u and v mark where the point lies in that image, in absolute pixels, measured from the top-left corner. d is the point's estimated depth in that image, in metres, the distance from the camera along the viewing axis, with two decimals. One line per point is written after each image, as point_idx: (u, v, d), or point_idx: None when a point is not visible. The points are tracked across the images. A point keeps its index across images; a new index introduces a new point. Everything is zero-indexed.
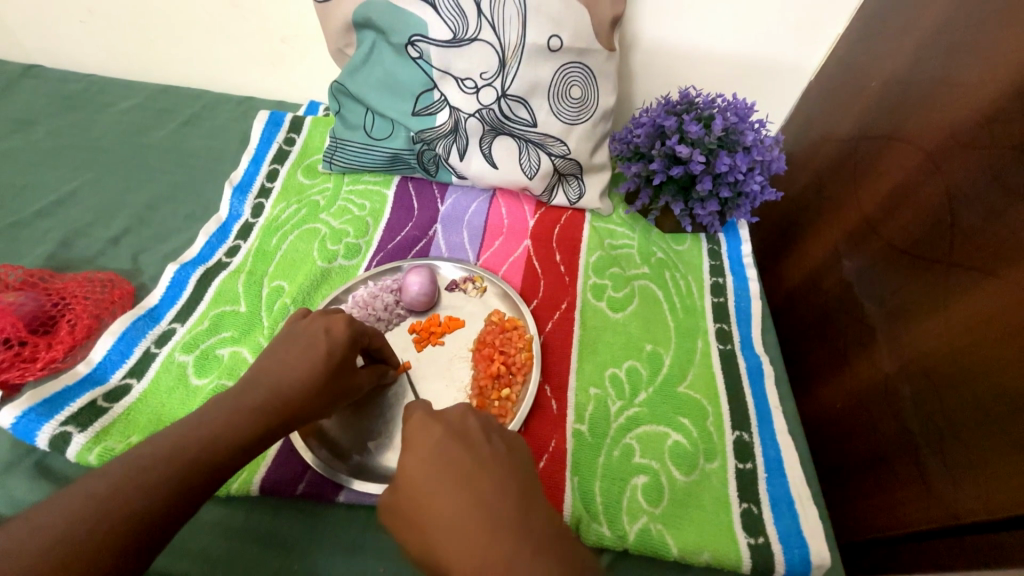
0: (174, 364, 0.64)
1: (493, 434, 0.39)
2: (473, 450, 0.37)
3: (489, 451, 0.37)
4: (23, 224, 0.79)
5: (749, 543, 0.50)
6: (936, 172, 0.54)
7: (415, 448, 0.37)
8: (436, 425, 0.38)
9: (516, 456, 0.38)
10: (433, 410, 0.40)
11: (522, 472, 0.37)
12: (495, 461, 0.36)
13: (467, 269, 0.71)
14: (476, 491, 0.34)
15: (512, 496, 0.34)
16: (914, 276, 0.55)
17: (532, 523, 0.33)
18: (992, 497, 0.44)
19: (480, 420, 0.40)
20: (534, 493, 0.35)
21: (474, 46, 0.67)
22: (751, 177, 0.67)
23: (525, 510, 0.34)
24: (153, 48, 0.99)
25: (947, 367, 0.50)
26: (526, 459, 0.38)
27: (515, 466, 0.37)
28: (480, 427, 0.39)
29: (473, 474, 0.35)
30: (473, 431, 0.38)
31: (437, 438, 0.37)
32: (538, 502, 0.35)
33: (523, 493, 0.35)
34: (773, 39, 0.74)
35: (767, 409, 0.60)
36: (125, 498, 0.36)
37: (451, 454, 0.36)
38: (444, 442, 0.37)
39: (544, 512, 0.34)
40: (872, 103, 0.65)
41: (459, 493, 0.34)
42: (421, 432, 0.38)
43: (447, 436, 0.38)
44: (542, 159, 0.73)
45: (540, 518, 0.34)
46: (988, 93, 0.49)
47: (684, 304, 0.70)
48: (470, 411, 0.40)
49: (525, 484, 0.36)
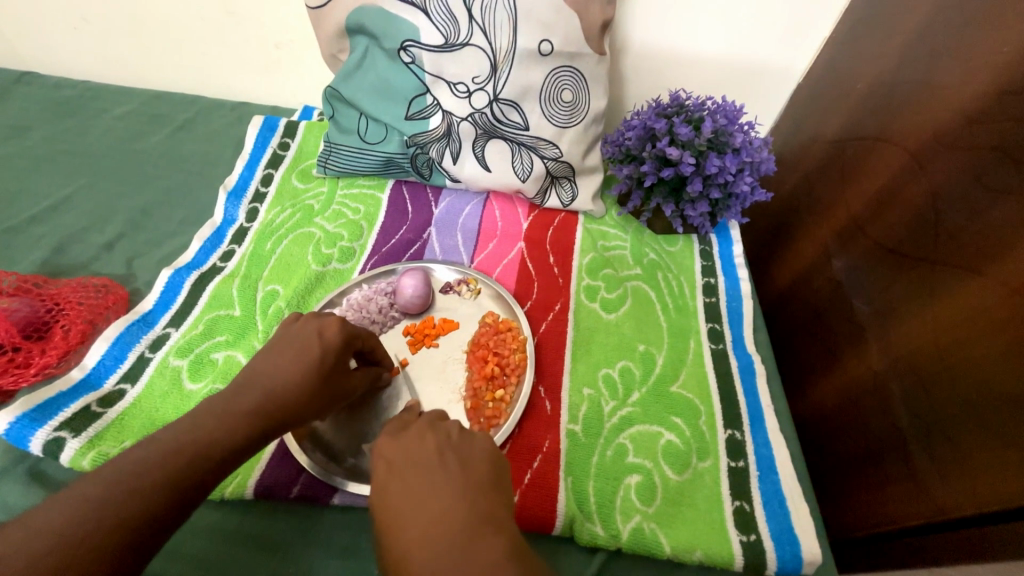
0: (168, 368, 0.64)
1: (449, 453, 0.38)
2: (427, 470, 0.36)
3: (441, 471, 0.36)
4: (17, 230, 0.79)
5: (742, 541, 0.51)
6: (921, 172, 0.55)
7: (377, 476, 0.37)
8: (394, 451, 0.38)
9: (471, 470, 0.37)
10: (396, 436, 0.40)
11: (477, 487, 0.35)
12: (447, 479, 0.36)
13: (461, 272, 0.72)
14: (424, 512, 0.33)
15: (459, 515, 0.33)
16: (902, 275, 0.56)
17: (475, 543, 0.31)
18: (979, 492, 0.45)
19: (438, 439, 0.39)
20: (485, 508, 0.34)
21: (466, 51, 0.68)
22: (741, 179, 0.67)
23: (471, 529, 0.32)
24: (147, 54, 0.99)
25: (933, 364, 0.51)
26: (486, 474, 0.37)
27: (467, 481, 0.36)
28: (435, 448, 0.38)
29: (423, 496, 0.34)
30: (428, 452, 0.38)
31: (395, 463, 0.37)
32: (489, 519, 0.33)
33: (471, 508, 0.33)
34: (762, 42, 0.75)
35: (759, 407, 0.61)
36: (120, 501, 0.36)
37: (405, 479, 0.36)
38: (400, 466, 0.37)
39: (495, 528, 0.33)
40: (858, 105, 0.66)
41: (410, 516, 0.33)
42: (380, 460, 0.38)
43: (403, 461, 0.38)
44: (535, 161, 0.74)
45: (485, 537, 0.32)
46: (970, 95, 0.50)
47: (677, 304, 0.71)
48: (429, 430, 0.40)
49: (477, 500, 0.34)
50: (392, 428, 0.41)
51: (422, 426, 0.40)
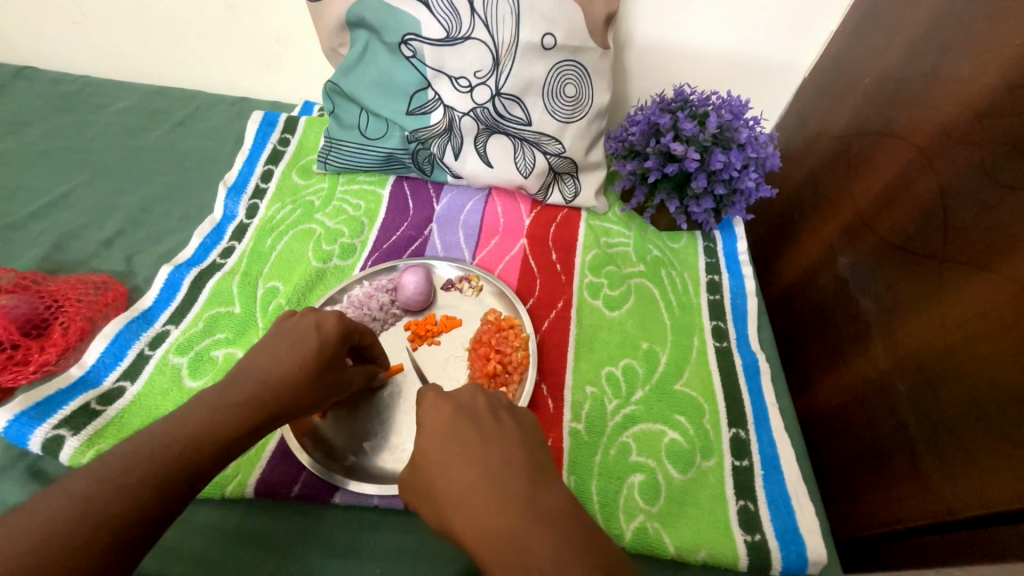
0: (168, 366, 0.64)
1: (500, 413, 0.39)
2: (483, 426, 0.37)
3: (498, 427, 0.37)
4: (16, 227, 0.79)
5: (746, 541, 0.50)
6: (930, 167, 0.54)
7: (429, 426, 0.38)
8: (446, 403, 0.39)
9: (523, 431, 0.38)
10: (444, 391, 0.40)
11: (532, 447, 0.36)
12: (505, 434, 0.36)
13: (462, 268, 0.71)
14: (487, 463, 0.34)
15: (520, 468, 0.34)
16: (908, 272, 0.55)
17: (538, 498, 0.32)
18: (987, 492, 0.44)
19: (489, 399, 0.40)
20: (541, 465, 0.35)
21: (468, 44, 0.67)
22: (746, 175, 0.66)
23: (533, 483, 0.33)
24: (146, 49, 0.99)
25: (940, 362, 0.50)
26: (537, 435, 0.38)
27: (523, 440, 0.37)
28: (488, 406, 0.39)
29: (482, 447, 0.35)
30: (481, 409, 0.38)
31: (448, 415, 0.38)
32: (546, 475, 0.34)
33: (530, 462, 0.35)
34: (767, 36, 0.74)
35: (763, 406, 0.60)
36: (107, 499, 0.35)
37: (462, 430, 0.37)
38: (456, 418, 0.37)
39: (550, 485, 0.34)
40: (865, 100, 0.65)
41: (472, 464, 0.34)
42: (433, 411, 0.38)
43: (457, 414, 0.38)
44: (537, 157, 0.73)
45: (547, 493, 0.33)
46: (980, 88, 0.49)
47: (680, 301, 0.70)
48: (479, 390, 0.40)
49: (534, 457, 0.35)
50: (437, 384, 0.41)
51: (474, 387, 0.40)
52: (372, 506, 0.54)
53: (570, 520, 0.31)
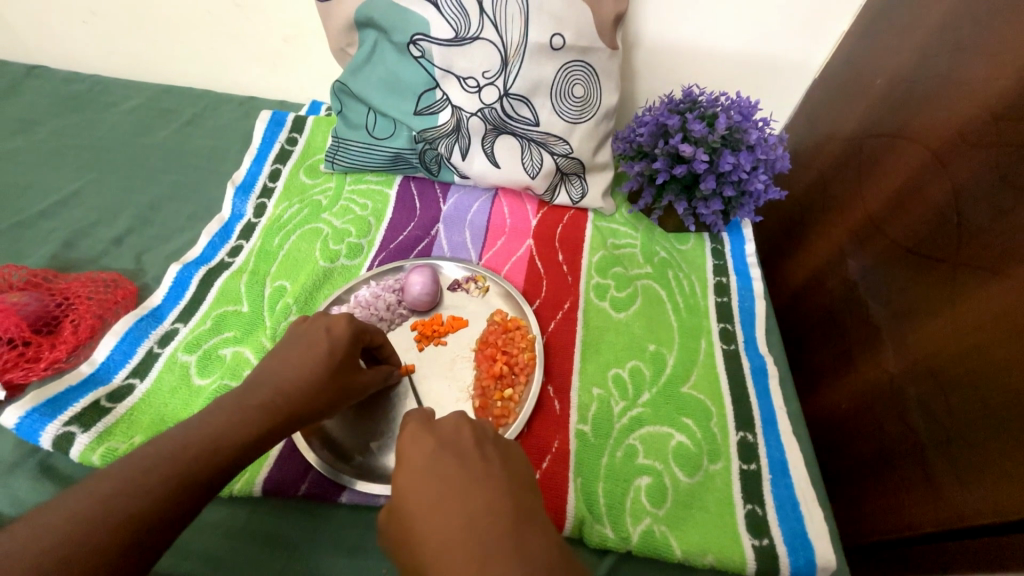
0: (177, 364, 0.64)
1: (487, 446, 0.38)
2: (466, 463, 0.36)
3: (483, 463, 0.36)
4: (27, 224, 0.79)
5: (754, 545, 0.50)
6: (942, 171, 0.54)
7: (410, 463, 0.37)
8: (430, 439, 0.38)
9: (510, 466, 0.37)
10: (429, 423, 0.40)
11: (518, 482, 0.36)
12: (488, 472, 0.36)
13: (469, 269, 0.71)
14: (467, 504, 0.33)
15: (502, 510, 0.33)
16: (920, 276, 0.55)
17: (525, 542, 0.32)
18: (1000, 500, 0.43)
19: (475, 431, 0.39)
20: (525, 505, 0.34)
21: (477, 44, 0.67)
22: (755, 176, 0.66)
23: (516, 527, 0.32)
24: (155, 48, 0.99)
25: (952, 368, 0.50)
26: (524, 466, 0.38)
27: (510, 476, 0.36)
28: (474, 439, 0.38)
29: (463, 485, 0.35)
30: (467, 443, 0.38)
31: (430, 451, 0.37)
32: (529, 517, 0.34)
33: (517, 503, 0.34)
34: (777, 37, 0.73)
35: (771, 409, 0.60)
36: (124, 498, 0.36)
37: (443, 468, 0.36)
38: (438, 454, 0.37)
39: (534, 529, 0.33)
40: (877, 102, 0.64)
41: (452, 506, 0.33)
42: (415, 447, 0.38)
43: (440, 450, 0.37)
44: (544, 158, 0.73)
45: (533, 536, 0.32)
46: (995, 90, 0.49)
47: (688, 303, 0.70)
48: (465, 421, 0.40)
49: (518, 496, 0.35)
50: (421, 416, 0.41)
51: (459, 418, 0.40)
52: (378, 506, 0.54)
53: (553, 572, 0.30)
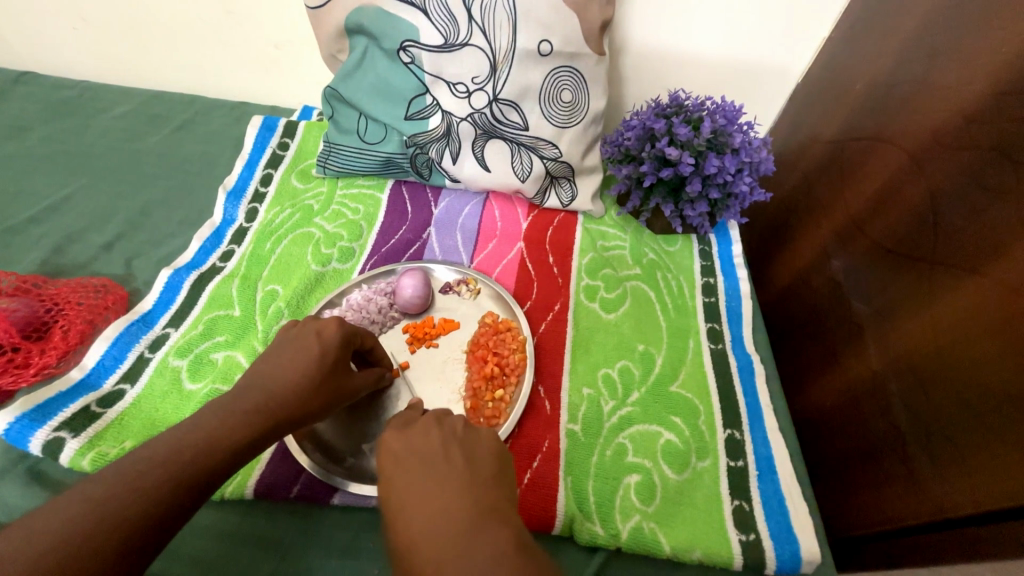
0: (168, 369, 0.64)
1: (454, 447, 0.38)
2: (432, 465, 0.36)
3: (447, 464, 0.36)
4: (16, 230, 0.79)
5: (741, 540, 0.51)
6: (920, 173, 0.55)
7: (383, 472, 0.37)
8: (400, 446, 0.38)
9: (476, 464, 0.37)
10: (403, 431, 0.40)
11: (480, 479, 0.35)
12: (452, 472, 0.36)
13: (460, 272, 0.72)
14: (430, 504, 0.33)
15: (462, 507, 0.33)
16: (900, 274, 0.56)
17: (480, 536, 0.31)
18: (979, 492, 0.45)
19: (443, 433, 0.39)
20: (488, 500, 0.34)
21: (466, 51, 0.68)
22: (740, 178, 0.67)
23: (477, 520, 0.32)
24: (146, 54, 0.99)
25: (932, 364, 0.51)
26: (491, 462, 0.38)
27: (473, 473, 0.36)
28: (441, 441, 0.38)
29: (427, 487, 0.34)
30: (434, 446, 0.38)
31: (400, 458, 0.37)
32: (492, 511, 0.33)
33: (477, 501, 0.33)
34: (760, 43, 0.75)
35: (758, 407, 0.61)
36: (117, 502, 0.36)
37: (412, 472, 0.36)
38: (407, 460, 0.37)
39: (496, 523, 0.32)
40: (857, 106, 0.66)
41: (417, 507, 0.33)
42: (387, 456, 0.38)
43: (409, 455, 0.38)
44: (534, 162, 0.74)
45: (490, 530, 0.31)
46: (968, 95, 0.50)
47: (676, 304, 0.71)
48: (434, 425, 0.40)
49: (480, 492, 0.34)
50: (396, 425, 0.41)
51: (428, 422, 0.40)
52: (370, 507, 0.54)
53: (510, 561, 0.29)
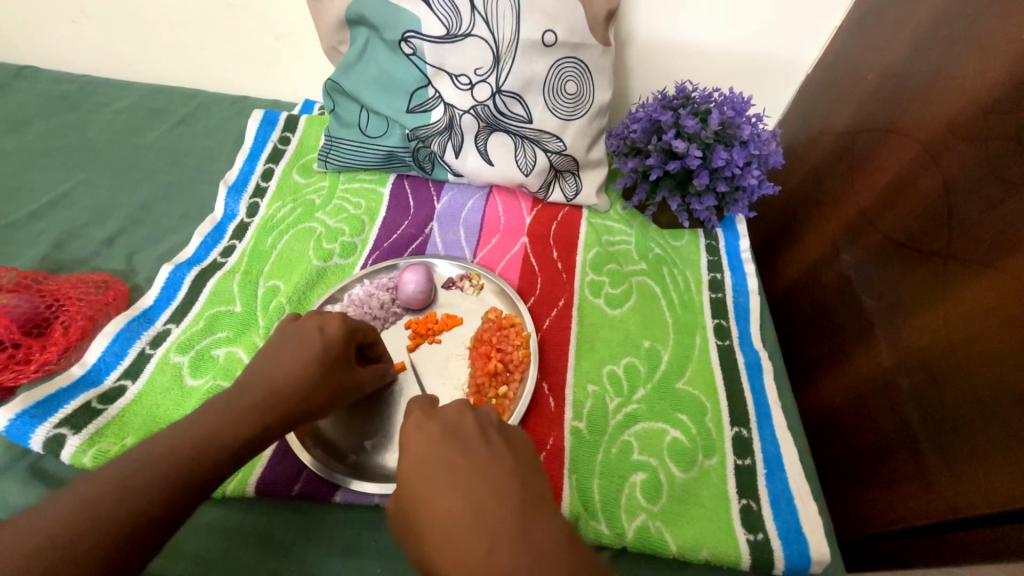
0: (169, 365, 0.64)
1: (490, 433, 0.38)
2: (469, 448, 0.36)
3: (486, 449, 0.36)
4: (17, 226, 0.79)
5: (749, 540, 0.50)
6: (934, 164, 0.54)
7: (413, 453, 0.36)
8: (432, 425, 0.38)
9: (515, 452, 0.37)
10: (432, 411, 0.39)
11: (522, 466, 0.35)
12: (494, 458, 0.35)
13: (463, 267, 0.71)
14: (473, 491, 0.33)
15: (509, 495, 0.33)
16: (912, 269, 0.55)
17: (532, 527, 0.31)
18: (993, 492, 0.44)
19: (478, 419, 0.39)
20: (531, 487, 0.34)
21: (468, 42, 0.67)
22: (748, 172, 0.66)
23: (519, 504, 0.32)
24: (146, 48, 0.99)
25: (946, 360, 0.50)
26: (528, 450, 0.38)
27: (515, 460, 0.36)
28: (477, 426, 0.38)
29: (470, 473, 0.34)
30: (470, 430, 0.38)
31: (435, 439, 0.37)
32: (538, 501, 0.33)
33: (523, 489, 0.33)
34: (770, 33, 0.73)
35: (766, 404, 0.60)
36: (114, 499, 0.35)
37: (449, 455, 0.35)
38: (444, 442, 0.36)
39: (537, 506, 0.33)
40: (868, 97, 0.64)
41: (460, 492, 0.33)
42: (419, 437, 0.37)
43: (444, 436, 0.37)
44: (538, 155, 0.73)
45: (541, 521, 0.31)
46: (984, 84, 0.49)
47: (682, 299, 0.70)
48: (468, 409, 0.39)
49: (522, 478, 0.34)
50: (426, 405, 0.40)
51: (463, 407, 0.39)
52: (372, 505, 0.54)
53: (559, 552, 0.30)
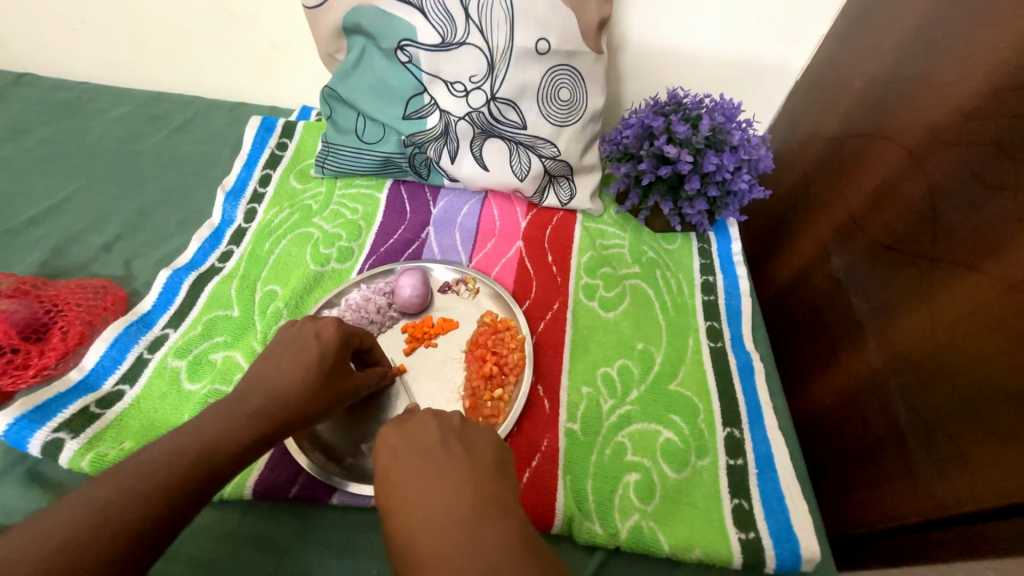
0: (167, 369, 0.64)
1: (452, 439, 0.38)
2: (430, 456, 0.36)
3: (445, 455, 0.36)
4: (16, 232, 0.79)
5: (740, 538, 0.51)
6: (919, 169, 0.55)
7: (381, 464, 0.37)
8: (396, 437, 0.38)
9: (477, 456, 0.36)
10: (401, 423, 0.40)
11: (481, 470, 0.35)
12: (451, 463, 0.35)
13: (459, 271, 0.72)
14: (428, 497, 0.33)
15: (462, 500, 0.32)
16: (899, 272, 0.56)
17: (482, 528, 0.31)
18: (979, 489, 0.44)
19: (441, 425, 0.39)
20: (489, 492, 0.33)
21: (463, 50, 0.68)
22: (739, 176, 0.67)
23: (476, 510, 0.32)
24: (144, 55, 0.99)
25: (932, 361, 0.51)
26: (490, 453, 0.37)
27: (474, 464, 0.35)
28: (439, 433, 0.38)
29: (427, 480, 0.34)
30: (433, 438, 0.38)
31: (399, 450, 0.37)
32: (492, 504, 0.33)
33: (478, 493, 0.33)
34: (759, 40, 0.75)
35: (758, 406, 0.61)
36: (119, 504, 0.36)
37: (411, 464, 0.36)
38: (406, 452, 0.37)
39: (499, 509, 0.33)
40: (856, 102, 0.66)
41: (417, 500, 0.33)
42: (384, 449, 0.38)
43: (406, 447, 0.37)
44: (532, 160, 0.74)
45: (492, 522, 0.31)
46: (966, 91, 0.50)
47: (675, 302, 0.71)
48: (433, 416, 0.40)
49: (478, 482, 0.34)
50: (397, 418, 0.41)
51: (426, 415, 0.39)
52: (368, 507, 0.54)
53: (507, 550, 0.30)
